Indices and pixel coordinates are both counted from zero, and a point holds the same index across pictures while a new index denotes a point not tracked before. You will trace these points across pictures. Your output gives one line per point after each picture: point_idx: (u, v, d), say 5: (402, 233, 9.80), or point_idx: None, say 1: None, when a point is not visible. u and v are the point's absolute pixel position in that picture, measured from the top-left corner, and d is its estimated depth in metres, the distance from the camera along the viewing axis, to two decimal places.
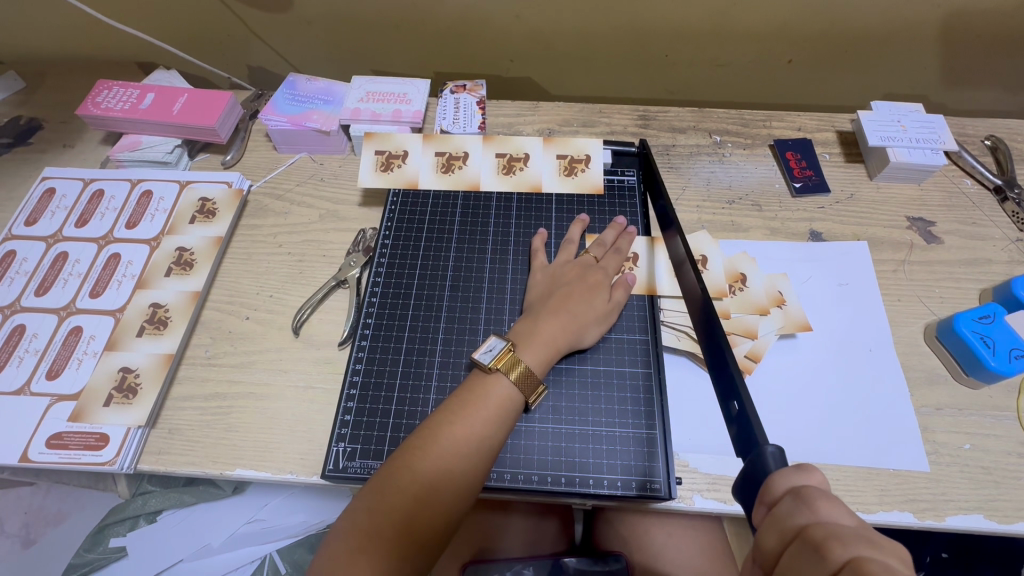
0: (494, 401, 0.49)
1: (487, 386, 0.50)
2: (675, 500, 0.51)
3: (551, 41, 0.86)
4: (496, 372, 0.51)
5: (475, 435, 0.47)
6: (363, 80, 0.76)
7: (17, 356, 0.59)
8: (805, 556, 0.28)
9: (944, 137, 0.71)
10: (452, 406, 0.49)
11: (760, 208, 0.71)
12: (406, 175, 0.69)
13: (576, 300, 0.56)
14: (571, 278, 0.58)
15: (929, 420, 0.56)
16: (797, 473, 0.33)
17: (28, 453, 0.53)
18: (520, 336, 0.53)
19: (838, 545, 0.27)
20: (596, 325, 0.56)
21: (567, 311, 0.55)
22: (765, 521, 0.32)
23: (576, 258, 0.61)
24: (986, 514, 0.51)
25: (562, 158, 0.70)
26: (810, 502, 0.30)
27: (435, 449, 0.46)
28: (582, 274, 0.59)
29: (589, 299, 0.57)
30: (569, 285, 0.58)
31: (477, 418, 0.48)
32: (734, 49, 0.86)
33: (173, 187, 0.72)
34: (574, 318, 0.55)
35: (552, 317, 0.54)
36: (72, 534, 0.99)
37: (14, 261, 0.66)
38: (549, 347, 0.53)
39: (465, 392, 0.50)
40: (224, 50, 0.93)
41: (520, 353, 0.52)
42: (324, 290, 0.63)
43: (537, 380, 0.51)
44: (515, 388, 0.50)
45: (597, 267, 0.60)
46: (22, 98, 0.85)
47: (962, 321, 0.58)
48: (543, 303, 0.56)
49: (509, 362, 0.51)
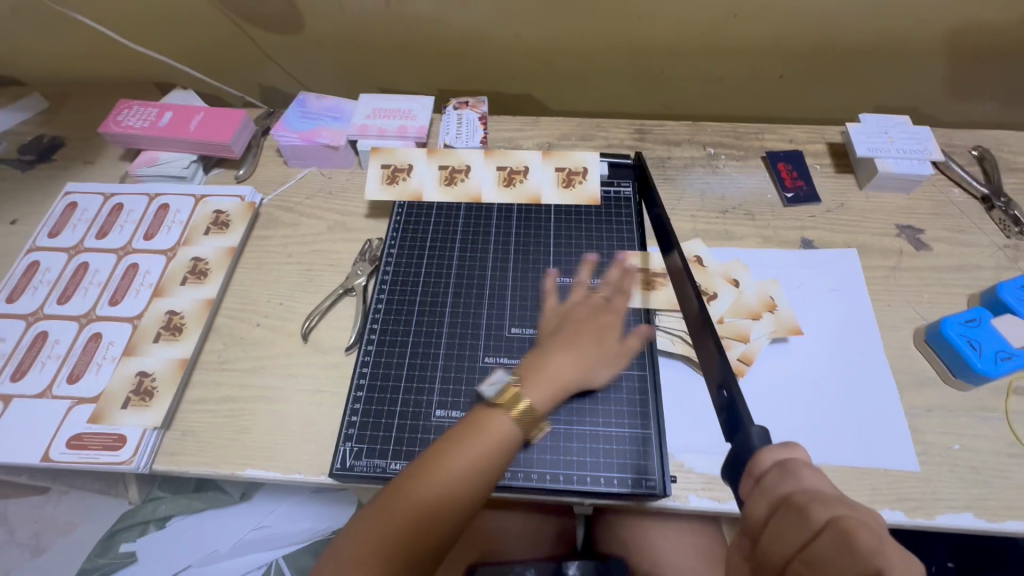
0: (492, 440, 0.49)
1: (487, 423, 0.50)
2: (671, 499, 0.53)
3: (551, 58, 0.90)
4: (502, 410, 0.50)
5: (470, 473, 0.47)
6: (370, 97, 0.80)
7: (40, 361, 0.62)
8: (791, 518, 0.33)
9: (930, 147, 0.73)
10: (450, 441, 0.49)
11: (753, 217, 0.74)
12: (411, 188, 0.72)
13: (585, 338, 0.56)
14: (582, 316, 0.58)
15: (919, 421, 0.58)
16: (781, 448, 0.37)
17: (49, 453, 0.56)
18: (526, 371, 0.53)
19: (820, 508, 0.32)
20: (605, 367, 0.56)
21: (575, 348, 0.55)
22: (754, 493, 0.36)
23: (588, 297, 0.61)
24: (976, 513, 0.52)
25: (559, 171, 0.73)
26: (795, 472, 0.35)
27: (430, 487, 0.46)
28: (592, 314, 0.59)
29: (599, 340, 0.57)
30: (580, 322, 0.58)
31: (473, 456, 0.48)
32: (727, 64, 0.89)
33: (188, 201, 0.75)
34: (580, 356, 0.55)
35: (560, 354, 0.54)
36: (84, 542, 1.01)
37: (37, 271, 0.69)
38: (558, 388, 0.53)
39: (464, 428, 0.50)
40: (237, 71, 0.97)
41: (526, 391, 0.52)
42: (332, 298, 0.66)
43: (538, 416, 0.51)
44: (516, 427, 0.50)
45: (607, 309, 0.60)
46: (45, 117, 0.89)
47: (950, 325, 0.60)
48: (548, 342, 0.56)
49: (512, 397, 0.51)
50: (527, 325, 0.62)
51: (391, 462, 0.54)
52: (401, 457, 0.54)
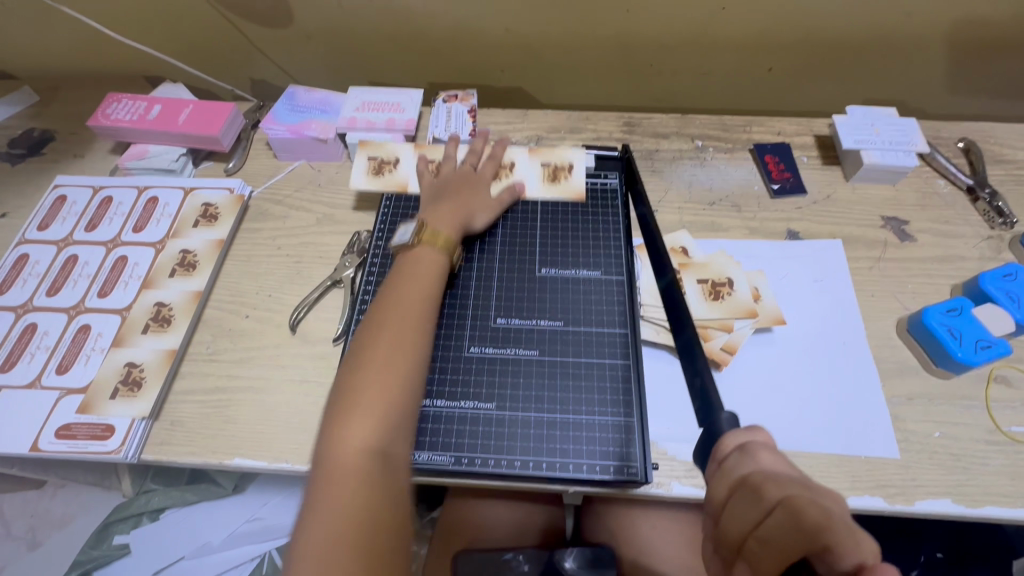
0: (427, 262, 0.59)
1: (413, 259, 0.59)
2: (654, 486, 0.53)
3: (541, 52, 0.90)
4: (416, 244, 0.60)
5: (422, 296, 0.55)
6: (359, 90, 0.80)
7: (29, 352, 0.62)
8: (745, 499, 0.32)
9: (916, 139, 0.74)
10: (390, 287, 0.56)
11: (739, 209, 0.74)
12: (398, 179, 0.72)
13: (468, 198, 0.66)
14: (457, 176, 0.68)
15: (900, 410, 0.58)
16: (744, 433, 0.37)
17: (38, 443, 0.56)
18: (429, 214, 0.64)
19: (773, 486, 0.32)
20: (485, 214, 0.66)
21: (463, 198, 0.66)
22: (716, 476, 0.36)
23: (458, 170, 0.69)
24: (954, 499, 0.53)
25: (546, 166, 0.73)
26: (754, 454, 0.35)
27: (393, 321, 0.53)
28: (473, 178, 0.69)
29: (475, 192, 0.67)
30: (457, 180, 0.68)
31: (418, 285, 0.56)
32: (716, 58, 0.90)
33: (177, 193, 0.75)
34: (471, 202, 0.66)
35: (446, 202, 0.65)
36: (78, 536, 1.02)
37: (27, 264, 0.69)
38: (456, 218, 0.64)
39: (398, 271, 0.58)
40: (228, 65, 0.97)
41: (433, 228, 0.61)
42: (320, 290, 0.66)
43: (453, 242, 0.62)
44: (441, 254, 0.60)
45: (481, 171, 0.70)
46: (35, 110, 0.89)
47: (931, 314, 0.60)
48: (446, 186, 0.67)
49: (424, 230, 0.61)
50: (513, 316, 0.61)
51: None
52: None
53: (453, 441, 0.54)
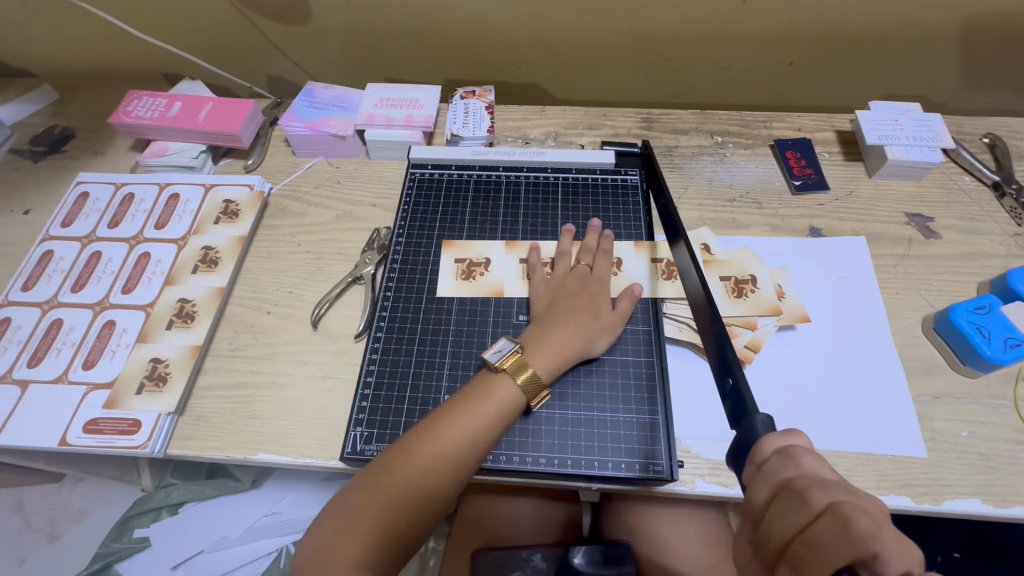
0: (497, 402, 0.51)
1: (497, 386, 0.52)
2: (678, 484, 0.53)
3: (557, 47, 0.89)
4: (504, 375, 0.53)
5: (469, 441, 0.49)
6: (377, 87, 0.80)
7: (56, 348, 0.63)
8: (788, 502, 0.32)
9: (941, 135, 0.73)
10: (450, 409, 0.50)
11: (760, 206, 0.74)
12: (490, 283, 0.64)
13: (586, 307, 0.58)
14: (572, 290, 0.60)
15: (926, 408, 0.58)
16: (784, 436, 0.36)
17: (66, 437, 0.57)
18: (528, 342, 0.55)
19: (819, 492, 0.31)
20: (602, 335, 0.57)
21: (577, 312, 0.57)
22: (755, 479, 0.35)
23: (573, 269, 0.62)
24: (983, 498, 0.52)
25: (655, 262, 0.64)
26: (796, 457, 0.34)
27: (424, 459, 0.47)
28: (584, 284, 0.61)
29: (592, 308, 0.58)
30: (572, 296, 0.59)
31: (471, 425, 0.49)
32: (735, 53, 0.89)
33: (198, 190, 0.75)
34: (591, 319, 0.57)
35: (560, 328, 0.56)
36: (98, 529, 1.03)
37: (51, 260, 0.70)
38: (560, 353, 0.55)
39: (465, 395, 0.52)
40: (245, 62, 0.97)
41: (526, 356, 0.54)
42: (341, 286, 0.66)
43: (541, 383, 0.53)
44: (519, 394, 0.52)
45: (597, 276, 0.62)
46: (56, 108, 0.90)
47: (958, 312, 0.59)
48: (556, 301, 0.59)
49: (513, 364, 0.53)
50: None
51: None
52: None
53: None
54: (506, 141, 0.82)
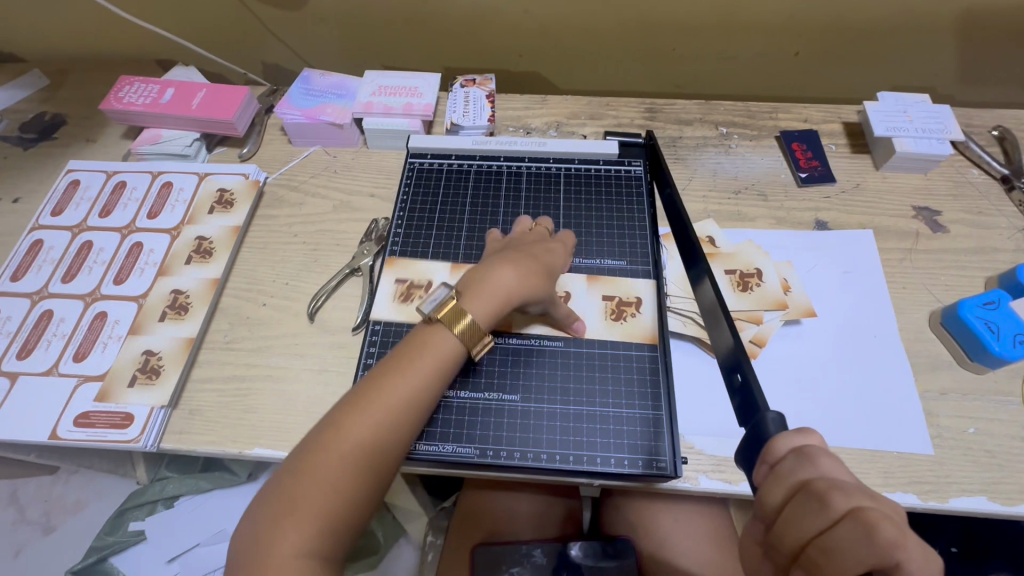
0: (437, 353, 0.49)
1: (434, 335, 0.49)
2: (681, 480, 0.52)
3: (560, 35, 0.88)
4: (438, 324, 0.50)
5: (410, 396, 0.46)
6: (375, 74, 0.78)
7: (46, 339, 0.61)
8: (807, 507, 0.30)
9: (950, 127, 0.71)
10: (387, 367, 0.48)
11: (765, 198, 0.72)
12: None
13: (534, 258, 0.56)
14: (524, 242, 0.58)
15: (933, 405, 0.57)
16: (798, 435, 0.34)
17: (56, 430, 0.56)
18: (467, 286, 0.52)
19: (840, 496, 0.30)
20: (546, 283, 0.55)
21: (524, 260, 0.55)
22: (767, 479, 0.34)
23: (530, 231, 0.61)
24: (989, 496, 0.52)
25: (608, 300, 0.60)
26: (813, 459, 0.32)
27: (362, 419, 0.44)
28: (539, 240, 0.59)
29: (539, 258, 0.56)
30: (522, 245, 0.58)
31: (409, 380, 0.47)
32: (741, 42, 0.87)
33: (192, 179, 0.74)
34: (537, 270, 0.55)
35: (504, 268, 0.53)
36: (93, 521, 1.02)
37: (41, 249, 0.68)
38: (501, 299, 0.52)
39: (400, 351, 0.49)
40: (240, 48, 0.95)
41: (463, 303, 0.51)
42: (338, 278, 0.65)
43: (481, 330, 0.50)
44: (458, 341, 0.49)
45: (549, 239, 0.60)
46: (46, 94, 0.88)
47: (967, 307, 0.58)
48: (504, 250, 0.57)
49: (450, 313, 0.50)
50: None
51: None
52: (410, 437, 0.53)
53: (478, 432, 0.53)
54: (507, 130, 0.80)
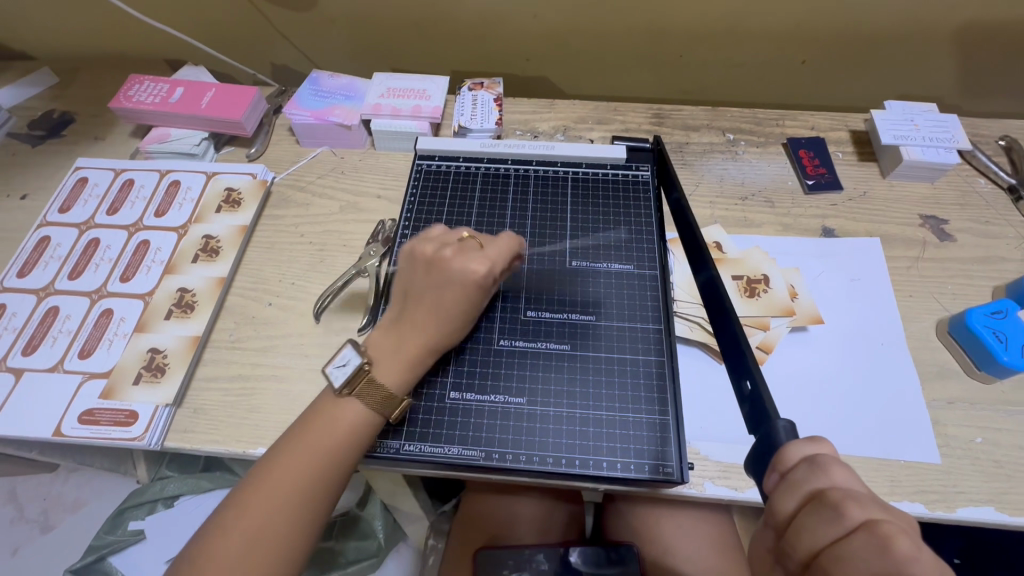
0: (341, 428, 0.48)
1: (339, 411, 0.49)
2: (687, 486, 0.52)
3: (568, 40, 0.88)
4: (346, 395, 0.49)
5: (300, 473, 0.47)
6: (384, 76, 0.78)
7: (51, 336, 0.61)
8: (822, 515, 0.30)
9: (958, 136, 0.71)
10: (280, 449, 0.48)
11: (772, 205, 0.72)
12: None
13: (433, 310, 0.52)
14: (431, 282, 0.53)
15: (940, 414, 0.56)
16: (808, 443, 0.34)
17: (61, 427, 0.55)
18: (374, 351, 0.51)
19: (855, 506, 0.30)
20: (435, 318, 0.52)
21: (415, 319, 0.52)
22: (779, 488, 0.33)
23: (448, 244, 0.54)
24: (997, 507, 0.51)
25: (603, 440, 0.52)
26: (826, 468, 0.32)
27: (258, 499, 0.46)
28: (443, 289, 0.52)
29: (444, 290, 0.52)
30: (429, 291, 0.53)
31: (296, 464, 0.47)
32: (748, 49, 0.87)
33: (199, 177, 0.74)
34: (417, 338, 0.52)
35: (412, 335, 0.52)
36: (93, 519, 1.02)
37: (48, 246, 0.68)
38: (406, 361, 0.51)
39: (302, 425, 0.49)
40: (250, 49, 0.95)
41: (374, 374, 0.50)
42: (344, 280, 0.63)
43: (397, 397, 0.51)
44: (369, 412, 0.49)
45: (448, 267, 0.52)
46: (55, 92, 0.88)
47: (975, 316, 0.58)
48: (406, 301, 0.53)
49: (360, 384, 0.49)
50: (544, 308, 0.60)
51: (405, 443, 0.52)
52: (416, 438, 0.52)
53: (484, 434, 0.53)
54: (514, 134, 0.80)
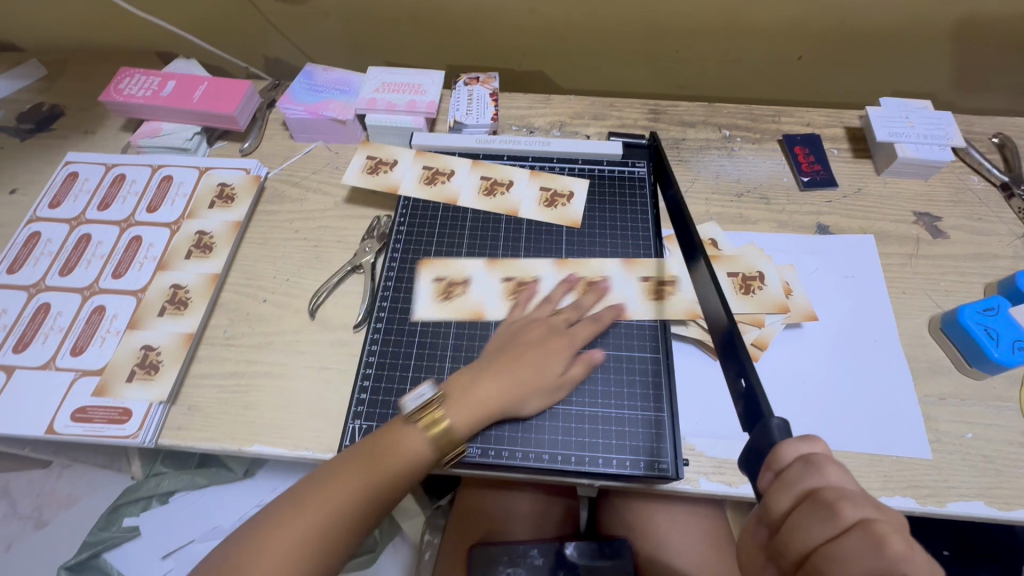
0: (400, 460, 0.49)
1: (400, 442, 0.49)
2: (682, 482, 0.52)
3: (565, 35, 0.87)
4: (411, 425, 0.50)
5: (349, 510, 0.47)
6: (379, 70, 0.78)
7: (43, 333, 0.61)
8: (815, 513, 0.31)
9: (952, 133, 0.72)
10: (345, 469, 0.48)
11: (768, 202, 0.73)
12: (469, 304, 0.61)
13: (526, 361, 0.54)
14: (531, 332, 0.56)
15: (932, 410, 0.57)
16: (802, 442, 0.34)
17: (53, 425, 0.55)
18: (452, 391, 0.52)
19: (849, 505, 0.30)
20: (536, 397, 0.53)
21: (512, 373, 0.53)
22: (774, 485, 0.34)
23: (551, 316, 0.58)
24: (987, 501, 0.52)
25: (600, 437, 0.52)
26: (821, 467, 0.32)
27: (315, 512, 0.46)
28: (546, 336, 0.56)
29: (538, 358, 0.54)
30: (523, 342, 0.56)
31: (349, 489, 0.48)
32: (745, 45, 0.87)
33: (192, 173, 0.73)
34: (494, 385, 0.52)
35: (491, 377, 0.53)
36: (87, 515, 1.02)
37: (38, 242, 0.67)
38: (482, 406, 0.52)
39: (367, 446, 0.49)
40: (241, 41, 0.94)
41: (445, 415, 0.51)
42: (340, 275, 0.65)
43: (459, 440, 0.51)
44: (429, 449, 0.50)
45: (541, 350, 0.55)
46: (43, 84, 0.87)
47: (967, 313, 0.59)
48: (487, 364, 0.54)
49: (429, 418, 0.50)
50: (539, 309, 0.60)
51: None
52: None
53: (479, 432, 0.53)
54: (511, 129, 0.80)
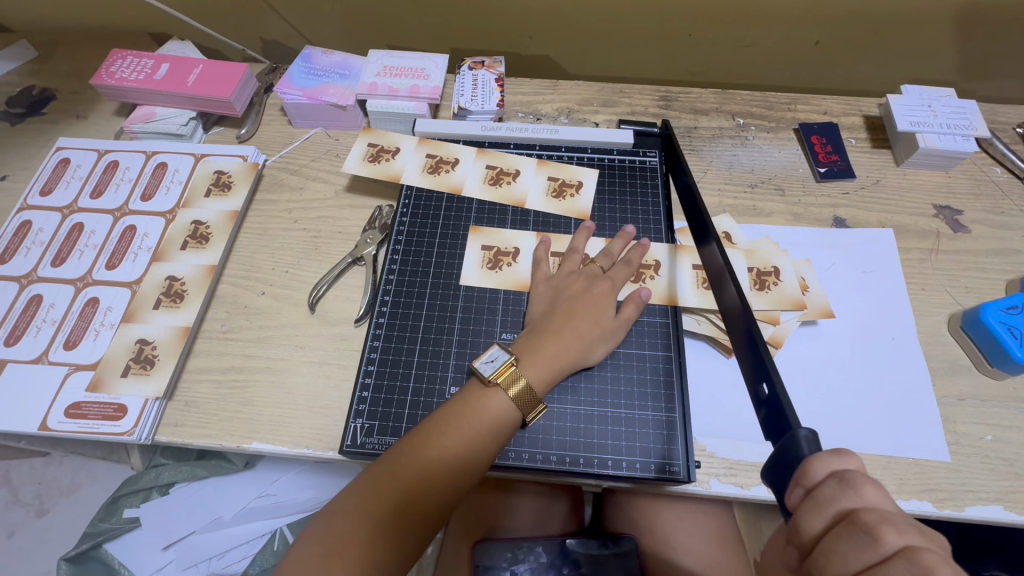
0: (488, 418, 0.48)
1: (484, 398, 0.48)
2: (693, 484, 0.51)
3: (573, 17, 0.84)
4: (494, 387, 0.49)
5: (439, 465, 0.46)
6: (380, 54, 0.75)
7: (35, 326, 0.59)
8: (855, 539, 0.29)
9: (976, 123, 0.69)
10: (430, 427, 0.47)
11: (782, 193, 0.70)
12: (517, 276, 0.60)
13: (584, 314, 0.54)
14: (575, 290, 0.56)
15: (951, 410, 0.55)
16: (834, 457, 0.32)
17: (47, 421, 0.54)
18: (523, 351, 0.51)
19: (892, 532, 0.28)
20: (602, 343, 0.54)
21: (571, 326, 0.53)
22: (804, 505, 0.32)
23: (581, 268, 0.58)
24: (1006, 506, 0.50)
25: (610, 438, 0.51)
26: (856, 486, 0.30)
27: (405, 469, 0.45)
28: (588, 286, 0.56)
29: (594, 312, 0.54)
30: (574, 297, 0.55)
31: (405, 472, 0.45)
32: (760, 29, 0.84)
33: (187, 160, 0.71)
34: (558, 344, 0.52)
35: (555, 334, 0.52)
36: (88, 504, 1.01)
37: (30, 231, 0.65)
38: (549, 364, 0.51)
39: (452, 407, 0.48)
40: (238, 22, 0.91)
41: (523, 369, 0.50)
42: (340, 267, 0.63)
43: (536, 398, 0.49)
44: (513, 406, 0.49)
45: (596, 302, 0.55)
46: (33, 67, 0.84)
47: (989, 312, 0.57)
48: (544, 329, 0.53)
49: (509, 377, 0.49)
50: None
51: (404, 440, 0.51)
52: None
53: None
54: (517, 116, 0.77)
